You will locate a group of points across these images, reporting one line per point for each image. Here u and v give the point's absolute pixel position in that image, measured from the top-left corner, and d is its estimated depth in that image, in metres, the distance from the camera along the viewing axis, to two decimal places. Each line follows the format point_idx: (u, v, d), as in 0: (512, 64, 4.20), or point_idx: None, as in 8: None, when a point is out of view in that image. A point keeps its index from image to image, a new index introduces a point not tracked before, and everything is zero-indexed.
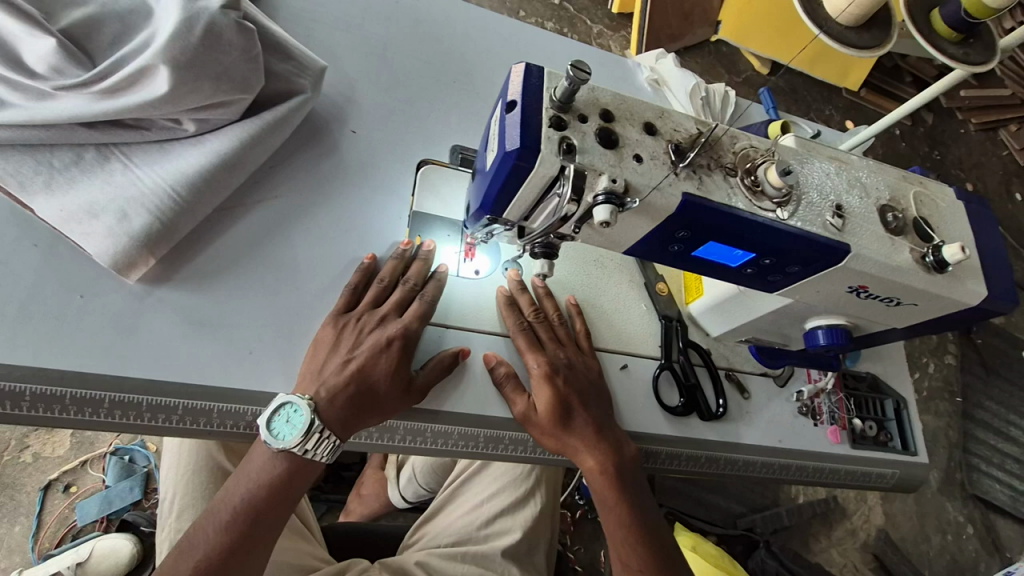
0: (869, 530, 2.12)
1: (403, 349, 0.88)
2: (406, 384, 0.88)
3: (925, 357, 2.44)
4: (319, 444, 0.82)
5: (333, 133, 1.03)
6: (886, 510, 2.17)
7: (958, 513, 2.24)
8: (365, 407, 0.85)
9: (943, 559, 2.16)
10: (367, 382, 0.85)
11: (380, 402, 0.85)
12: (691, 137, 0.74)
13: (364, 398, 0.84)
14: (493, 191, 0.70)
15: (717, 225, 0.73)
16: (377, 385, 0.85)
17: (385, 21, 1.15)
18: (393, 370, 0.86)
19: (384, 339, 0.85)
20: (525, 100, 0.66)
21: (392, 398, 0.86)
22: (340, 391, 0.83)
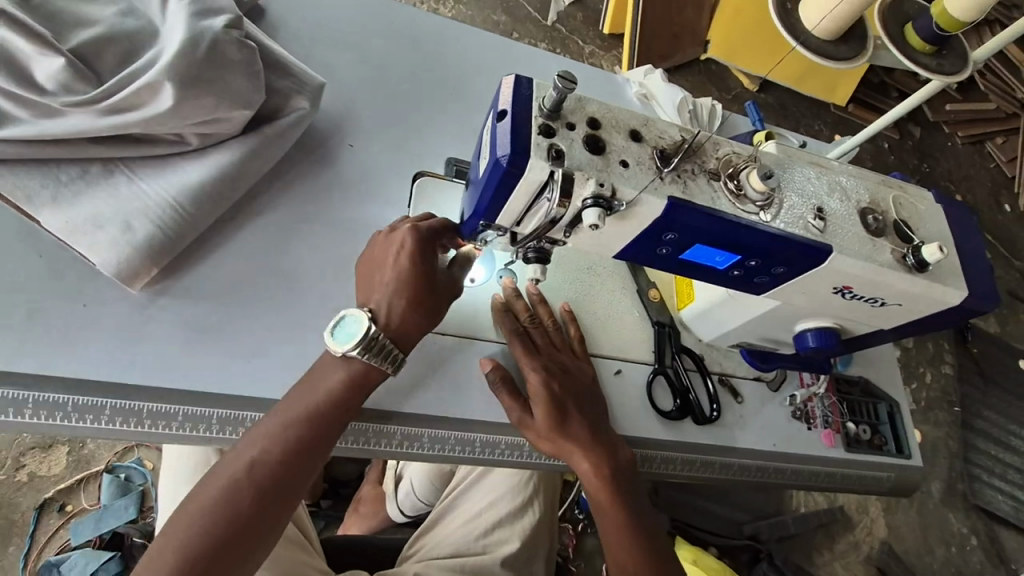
0: (872, 542, 2.11)
1: (433, 251, 0.87)
2: (445, 282, 0.88)
3: (922, 367, 2.45)
4: (373, 345, 0.81)
5: (331, 147, 1.06)
6: (889, 522, 2.16)
7: (961, 524, 2.23)
8: (418, 313, 0.84)
9: (948, 571, 2.14)
10: (410, 289, 0.84)
11: (427, 303, 0.85)
12: (676, 143, 0.76)
13: (411, 304, 0.84)
14: (486, 197, 0.73)
15: (702, 228, 0.76)
16: (419, 288, 0.84)
17: (381, 40, 1.19)
18: (430, 273, 0.85)
19: (410, 243, 0.85)
20: (515, 109, 0.69)
21: (436, 296, 0.86)
22: (390, 303, 0.83)
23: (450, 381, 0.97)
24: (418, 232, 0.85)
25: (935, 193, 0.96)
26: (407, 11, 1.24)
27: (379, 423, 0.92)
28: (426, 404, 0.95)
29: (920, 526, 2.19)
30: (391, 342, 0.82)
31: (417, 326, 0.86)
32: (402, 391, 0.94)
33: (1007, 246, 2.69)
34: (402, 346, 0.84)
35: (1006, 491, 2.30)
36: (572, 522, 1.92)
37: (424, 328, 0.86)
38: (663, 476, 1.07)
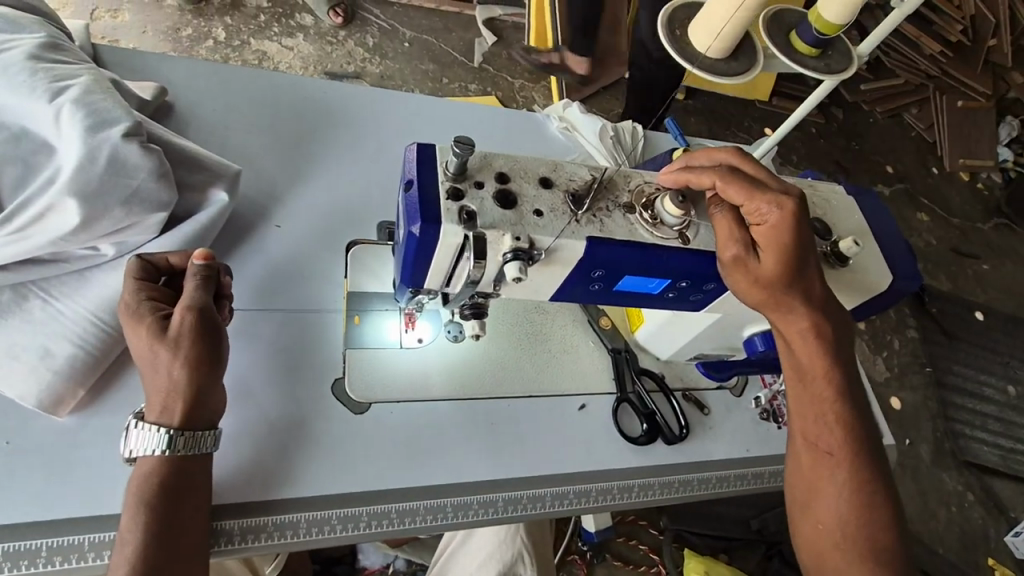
0: None
1: (143, 318, 0.80)
2: (164, 337, 0.79)
3: (889, 335, 2.50)
4: (137, 442, 0.76)
5: (257, 231, 1.05)
6: None
7: (955, 483, 2.27)
8: (169, 384, 0.78)
9: (953, 533, 2.18)
10: (150, 370, 0.79)
11: (167, 367, 0.78)
12: (586, 183, 0.78)
13: (160, 380, 0.79)
14: (408, 266, 0.72)
15: (626, 261, 0.77)
16: (154, 362, 0.79)
17: (298, 117, 1.20)
18: (147, 342, 0.79)
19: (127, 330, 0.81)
20: (421, 177, 0.70)
21: (170, 355, 0.78)
22: (153, 401, 0.79)
23: (409, 448, 0.96)
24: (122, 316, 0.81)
25: (845, 186, 1.00)
26: (320, 84, 1.26)
27: (344, 508, 0.89)
28: (390, 478, 0.93)
29: (918, 493, 2.22)
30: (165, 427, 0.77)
31: (185, 389, 0.78)
32: (362, 469, 0.92)
33: (943, 208, 2.83)
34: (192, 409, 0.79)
35: (990, 441, 2.36)
36: (580, 554, 1.89)
37: (199, 401, 0.79)
38: (646, 504, 1.06)
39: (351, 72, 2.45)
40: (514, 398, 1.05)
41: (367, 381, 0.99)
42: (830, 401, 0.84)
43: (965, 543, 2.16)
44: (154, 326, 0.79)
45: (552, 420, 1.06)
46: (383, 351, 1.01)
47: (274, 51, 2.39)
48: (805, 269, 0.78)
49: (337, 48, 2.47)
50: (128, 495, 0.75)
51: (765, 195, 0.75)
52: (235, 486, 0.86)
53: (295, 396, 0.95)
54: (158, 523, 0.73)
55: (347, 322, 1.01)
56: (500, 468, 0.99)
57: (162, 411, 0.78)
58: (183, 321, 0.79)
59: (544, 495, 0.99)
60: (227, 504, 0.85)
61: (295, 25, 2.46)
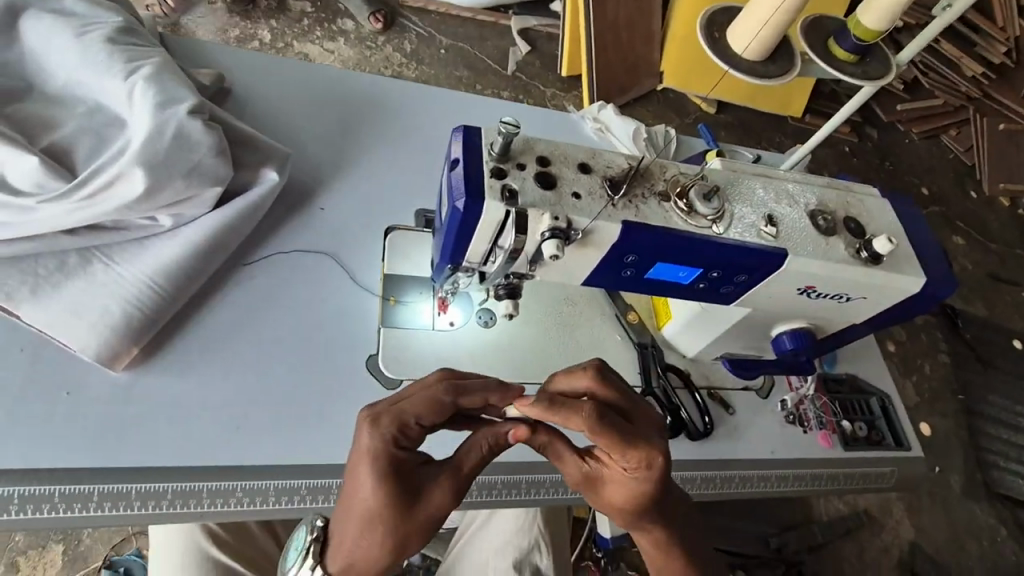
0: (901, 545, 2.09)
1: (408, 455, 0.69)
2: (423, 504, 0.68)
3: (919, 358, 2.45)
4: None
5: (302, 212, 1.10)
6: (914, 522, 2.14)
7: (986, 515, 2.20)
8: (365, 554, 0.67)
9: (983, 566, 2.10)
10: (360, 522, 0.66)
11: (378, 537, 0.67)
12: (624, 170, 0.80)
13: (363, 539, 0.67)
14: (450, 241, 0.75)
15: (660, 246, 0.79)
16: (380, 521, 0.66)
17: (343, 107, 1.25)
18: (394, 498, 0.67)
19: (376, 451, 0.67)
20: (466, 156, 0.73)
21: (398, 531, 0.67)
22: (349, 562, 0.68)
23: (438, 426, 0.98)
24: (381, 427, 0.67)
25: (880, 189, 1.01)
26: (367, 78, 1.31)
27: None
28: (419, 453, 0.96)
29: (946, 522, 2.16)
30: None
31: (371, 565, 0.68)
32: None
33: (981, 232, 2.77)
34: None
35: None
36: (593, 560, 1.87)
37: None
38: None
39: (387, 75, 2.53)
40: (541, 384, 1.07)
41: (400, 358, 1.01)
42: (679, 570, 0.76)
43: None
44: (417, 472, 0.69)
45: None
46: (416, 332, 1.04)
47: (316, 53, 2.49)
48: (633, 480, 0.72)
49: (376, 53, 2.55)
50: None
51: (557, 415, 0.70)
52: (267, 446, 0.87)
53: (330, 368, 0.96)
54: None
55: (383, 303, 1.05)
56: (526, 450, 1.01)
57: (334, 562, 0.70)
58: (438, 503, 0.68)
59: (566, 481, 1.02)
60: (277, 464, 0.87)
61: (337, 30, 2.55)
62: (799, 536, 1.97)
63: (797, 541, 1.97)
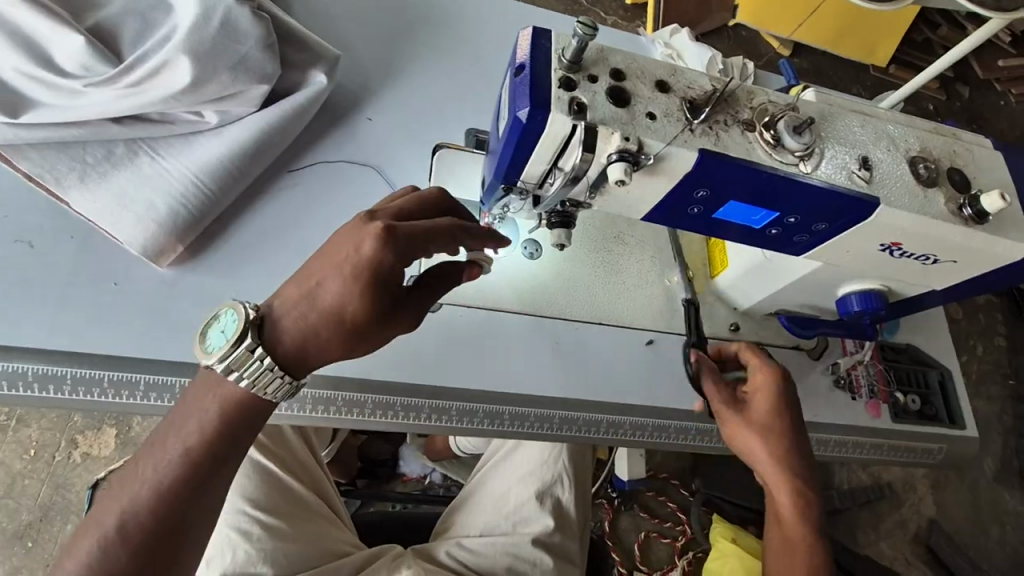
0: (921, 521, 2.05)
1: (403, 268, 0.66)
2: (396, 324, 0.67)
3: (973, 339, 2.30)
4: (249, 369, 0.63)
5: (348, 121, 1.05)
6: (937, 500, 2.08)
7: (1016, 502, 2.12)
8: (320, 349, 0.65)
9: (1003, 551, 2.05)
10: (333, 317, 0.63)
11: (341, 339, 0.64)
12: (706, 93, 0.71)
13: (327, 332, 0.64)
14: (506, 157, 0.69)
15: (737, 182, 0.71)
16: (358, 323, 0.64)
17: (395, 12, 1.16)
18: (380, 300, 0.64)
19: (383, 256, 0.63)
20: (533, 62, 0.65)
21: (367, 340, 0.66)
22: (311, 344, 0.64)
23: (473, 352, 0.97)
24: (394, 233, 0.63)
25: (993, 139, 0.88)
26: None
27: (407, 398, 0.92)
28: (455, 378, 0.94)
29: (971, 504, 2.10)
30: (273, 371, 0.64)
31: (319, 361, 0.66)
32: (428, 365, 0.94)
33: None
34: (295, 377, 0.66)
35: None
36: (607, 499, 1.90)
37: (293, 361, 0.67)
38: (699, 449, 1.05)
39: None
40: (583, 322, 1.04)
41: None
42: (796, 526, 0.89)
43: (1015, 563, 2.03)
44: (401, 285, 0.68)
45: (618, 350, 1.04)
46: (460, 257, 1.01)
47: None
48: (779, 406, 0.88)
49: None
50: (200, 397, 0.65)
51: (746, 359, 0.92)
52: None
53: None
54: (211, 458, 0.64)
55: None
56: (560, 386, 0.99)
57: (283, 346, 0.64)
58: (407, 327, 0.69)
59: (599, 421, 0.99)
60: (315, 374, 0.89)
61: None
62: (819, 500, 1.95)
63: None
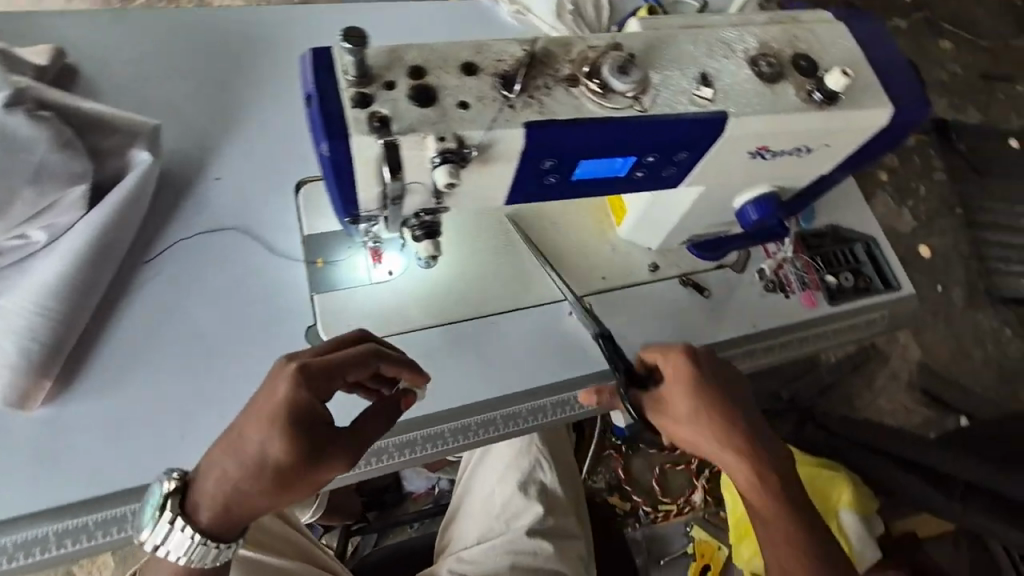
0: (908, 368, 2.08)
1: (322, 407, 0.68)
2: (319, 471, 0.68)
3: (914, 181, 2.28)
4: (174, 544, 0.69)
5: (195, 187, 0.98)
6: (920, 343, 2.10)
7: (991, 320, 2.12)
8: (246, 506, 0.68)
9: (990, 370, 2.07)
10: (253, 472, 0.66)
11: (264, 494, 0.67)
12: (518, 60, 0.67)
13: (249, 487, 0.67)
14: (333, 192, 0.65)
15: (576, 143, 0.68)
16: (279, 476, 0.66)
17: (215, 56, 1.09)
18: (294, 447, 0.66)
19: (292, 403, 0.66)
20: (319, 88, 0.60)
21: (293, 492, 0.68)
22: (238, 503, 0.68)
23: None
24: (302, 377, 0.67)
25: (832, 10, 0.86)
26: (237, 14, 1.14)
27: None
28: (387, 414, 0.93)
29: (951, 336, 2.10)
30: (201, 536, 0.69)
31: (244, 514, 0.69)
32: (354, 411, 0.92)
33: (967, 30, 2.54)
34: (229, 533, 0.70)
35: None
36: (615, 448, 1.83)
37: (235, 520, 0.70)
38: None
39: None
40: (500, 313, 1.01)
41: (343, 321, 0.94)
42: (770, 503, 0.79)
43: (1004, 377, 2.06)
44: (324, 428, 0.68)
45: (543, 329, 1.02)
46: (357, 290, 0.96)
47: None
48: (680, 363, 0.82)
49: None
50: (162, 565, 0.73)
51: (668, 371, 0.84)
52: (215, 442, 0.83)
53: (264, 345, 0.90)
54: None
55: (310, 268, 0.96)
56: (494, 386, 0.97)
57: (210, 509, 0.68)
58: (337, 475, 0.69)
59: (543, 407, 0.99)
60: None
61: None
62: (809, 383, 1.98)
63: (808, 388, 1.96)
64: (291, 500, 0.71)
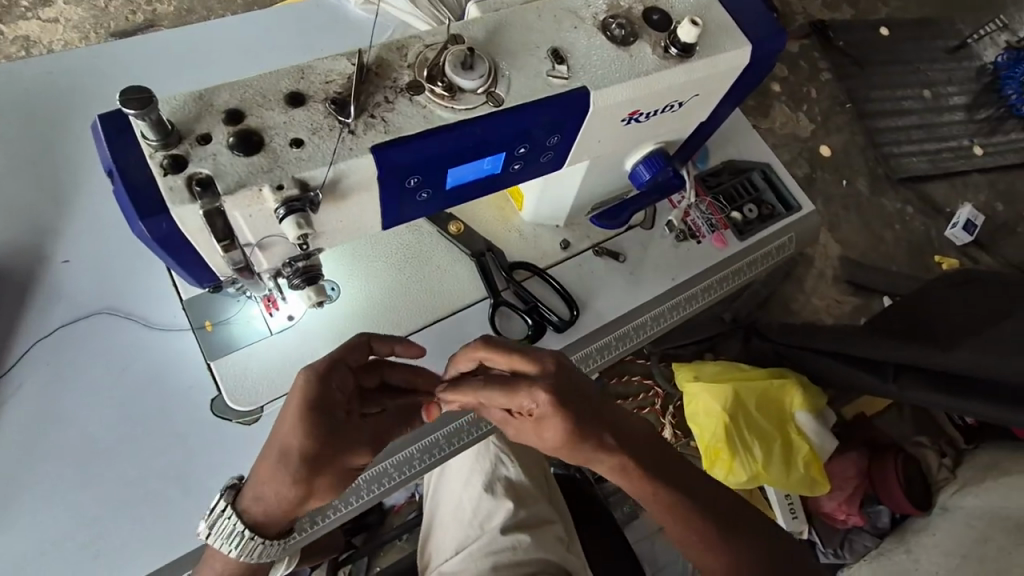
0: (832, 263, 2.13)
1: (337, 398, 0.75)
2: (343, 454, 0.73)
3: (805, 86, 2.34)
4: (226, 535, 0.73)
5: (42, 277, 0.88)
6: (835, 237, 2.17)
7: (894, 202, 2.22)
8: (274, 498, 0.72)
9: (902, 248, 2.17)
10: (282, 464, 0.71)
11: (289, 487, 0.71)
12: (349, 78, 0.60)
13: (277, 479, 0.71)
14: (176, 268, 0.58)
15: (433, 157, 0.62)
16: (312, 464, 0.71)
17: (30, 121, 0.96)
18: (317, 431, 0.71)
19: (309, 394, 0.72)
20: (120, 160, 0.52)
21: (329, 479, 0.72)
22: (266, 496, 0.72)
23: None
24: (321, 375, 0.74)
25: None
26: (45, 67, 1.00)
27: None
28: None
29: (862, 224, 2.19)
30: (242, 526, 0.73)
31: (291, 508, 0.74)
32: None
33: None
34: (263, 523, 0.74)
35: (919, 151, 2.28)
36: None
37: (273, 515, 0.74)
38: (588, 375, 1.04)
39: (140, 21, 2.05)
40: (415, 331, 0.96)
41: (249, 383, 0.87)
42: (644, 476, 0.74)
43: (913, 252, 2.16)
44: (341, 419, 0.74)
45: (465, 337, 0.98)
46: (257, 346, 0.89)
47: (37, 31, 1.99)
48: (535, 380, 0.71)
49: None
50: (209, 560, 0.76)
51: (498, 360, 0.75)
52: (137, 545, 0.78)
53: (165, 430, 0.84)
54: None
55: (198, 334, 0.88)
56: None
57: (248, 502, 0.73)
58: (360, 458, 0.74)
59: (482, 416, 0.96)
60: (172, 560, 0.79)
61: None
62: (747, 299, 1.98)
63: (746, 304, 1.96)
64: (330, 493, 0.75)
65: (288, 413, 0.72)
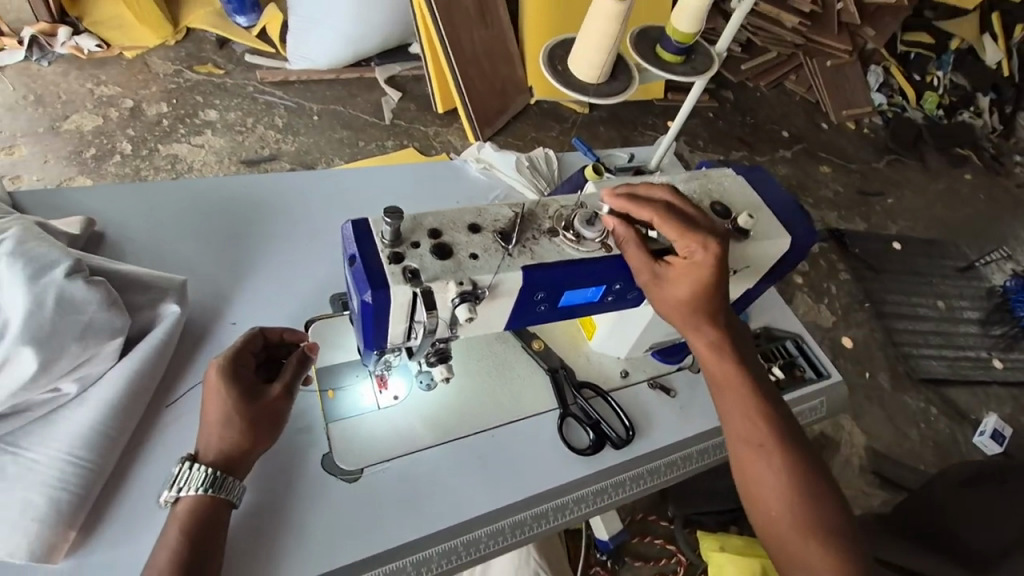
0: (859, 453, 2.18)
1: (240, 368, 0.90)
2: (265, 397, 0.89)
3: (825, 282, 2.63)
4: (187, 480, 0.82)
5: (214, 333, 1.09)
6: (863, 427, 2.25)
7: (917, 401, 2.35)
8: (227, 437, 0.85)
9: (929, 447, 2.24)
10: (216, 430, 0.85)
11: (233, 419, 0.86)
12: (510, 220, 0.87)
13: (221, 422, 0.85)
14: (369, 331, 0.79)
15: (562, 280, 0.86)
16: (230, 417, 0.85)
17: (230, 217, 1.26)
18: (231, 394, 0.86)
19: (217, 368, 0.88)
20: (362, 251, 0.77)
21: (256, 419, 0.87)
22: (221, 436, 0.85)
23: (413, 496, 1.00)
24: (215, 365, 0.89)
25: (736, 168, 1.12)
26: (248, 180, 1.33)
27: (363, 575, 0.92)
28: (401, 532, 0.96)
29: (887, 418, 2.29)
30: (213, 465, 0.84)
31: (240, 456, 0.85)
32: (370, 533, 0.95)
33: (838, 157, 3.14)
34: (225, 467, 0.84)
35: (935, 355, 2.47)
36: (601, 564, 1.81)
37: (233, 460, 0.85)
38: (639, 494, 1.15)
39: (267, 154, 2.56)
40: (494, 426, 1.11)
41: (354, 449, 1.02)
42: None
43: (941, 454, 2.23)
44: (250, 383, 0.90)
45: (535, 437, 1.12)
46: (365, 416, 1.05)
47: (185, 152, 2.49)
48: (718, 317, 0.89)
49: (249, 135, 2.59)
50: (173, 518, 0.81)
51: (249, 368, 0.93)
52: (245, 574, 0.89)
53: (283, 472, 0.98)
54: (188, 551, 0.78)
55: (322, 398, 1.06)
56: (498, 497, 1.03)
57: (213, 446, 0.85)
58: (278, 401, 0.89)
59: (546, 512, 1.06)
60: None
61: (202, 123, 2.58)
62: None
63: None
64: (268, 426, 0.88)
65: (205, 398, 0.87)
